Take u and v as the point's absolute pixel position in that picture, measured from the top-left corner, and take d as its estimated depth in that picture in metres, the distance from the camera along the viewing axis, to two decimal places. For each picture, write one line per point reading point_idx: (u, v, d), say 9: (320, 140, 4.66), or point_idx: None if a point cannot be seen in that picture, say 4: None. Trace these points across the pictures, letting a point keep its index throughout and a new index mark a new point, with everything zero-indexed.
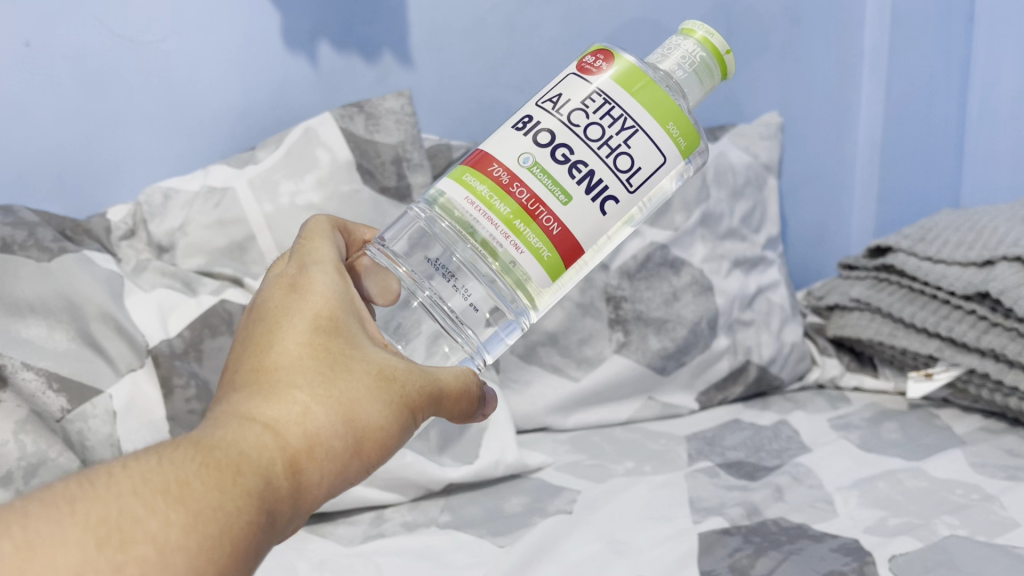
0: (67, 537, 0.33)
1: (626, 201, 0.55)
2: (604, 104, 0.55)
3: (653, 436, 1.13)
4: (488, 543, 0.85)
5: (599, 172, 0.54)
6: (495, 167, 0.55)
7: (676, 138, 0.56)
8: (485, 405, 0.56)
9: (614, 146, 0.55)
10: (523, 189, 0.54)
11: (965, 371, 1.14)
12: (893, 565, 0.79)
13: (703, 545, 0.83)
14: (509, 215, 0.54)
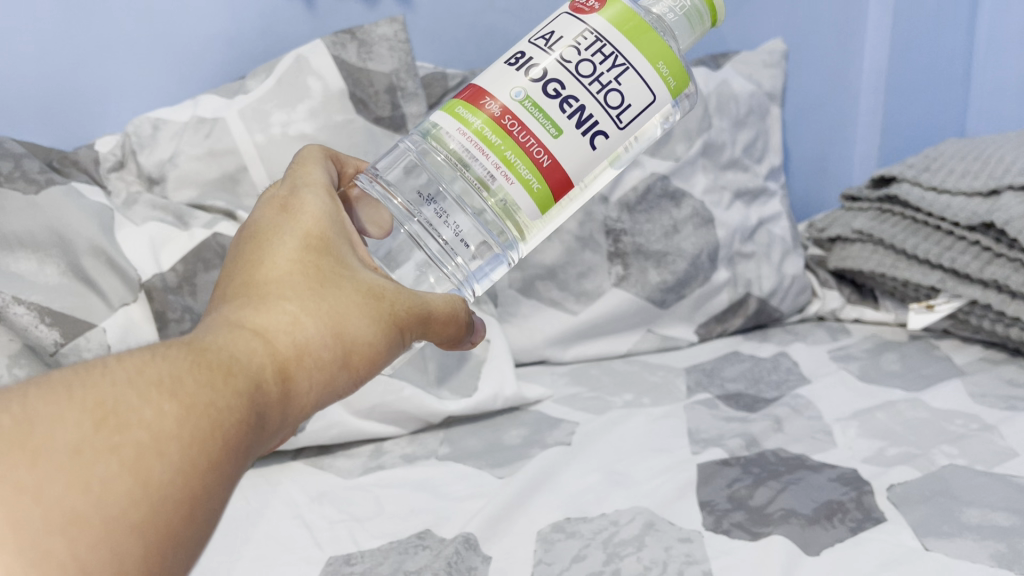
0: (64, 416, 0.31)
1: (616, 137, 0.53)
2: (596, 42, 0.53)
3: (652, 368, 1.13)
4: (488, 475, 0.85)
5: (591, 109, 0.52)
6: (488, 100, 0.53)
7: (666, 78, 0.54)
8: (474, 331, 0.56)
9: (605, 83, 0.53)
10: (515, 122, 0.52)
11: (967, 302, 1.13)
12: (891, 495, 0.79)
13: (702, 475, 0.83)
14: (501, 147, 0.52)
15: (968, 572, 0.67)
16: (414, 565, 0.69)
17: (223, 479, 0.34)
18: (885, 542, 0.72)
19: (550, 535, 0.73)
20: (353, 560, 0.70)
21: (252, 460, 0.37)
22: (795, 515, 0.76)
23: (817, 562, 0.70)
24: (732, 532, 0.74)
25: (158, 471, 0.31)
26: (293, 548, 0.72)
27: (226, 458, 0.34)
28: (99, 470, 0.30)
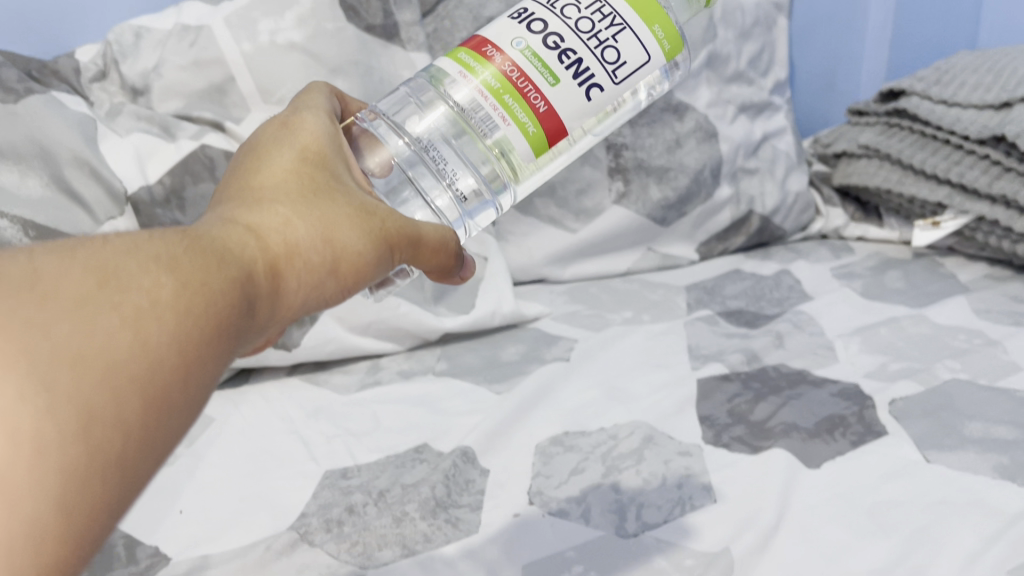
0: (62, 269, 0.30)
1: (610, 91, 0.55)
2: (595, 1, 0.55)
3: (652, 286, 1.11)
4: (485, 391, 0.84)
5: (588, 60, 0.54)
6: (490, 48, 0.55)
7: (661, 40, 0.56)
8: (464, 267, 0.56)
9: (602, 40, 0.55)
10: (512, 66, 0.54)
11: (974, 218, 1.11)
12: (893, 409, 0.78)
13: (702, 390, 0.82)
14: (498, 89, 0.54)
15: (970, 483, 0.67)
16: (411, 478, 0.68)
17: (211, 356, 0.32)
18: (885, 454, 0.71)
19: (548, 448, 0.73)
20: (349, 474, 0.70)
21: (238, 346, 0.35)
22: (796, 428, 0.75)
23: (817, 473, 0.69)
24: (731, 446, 0.73)
25: (149, 334, 0.30)
26: (289, 463, 0.71)
27: (214, 338, 0.33)
28: (99, 322, 0.29)
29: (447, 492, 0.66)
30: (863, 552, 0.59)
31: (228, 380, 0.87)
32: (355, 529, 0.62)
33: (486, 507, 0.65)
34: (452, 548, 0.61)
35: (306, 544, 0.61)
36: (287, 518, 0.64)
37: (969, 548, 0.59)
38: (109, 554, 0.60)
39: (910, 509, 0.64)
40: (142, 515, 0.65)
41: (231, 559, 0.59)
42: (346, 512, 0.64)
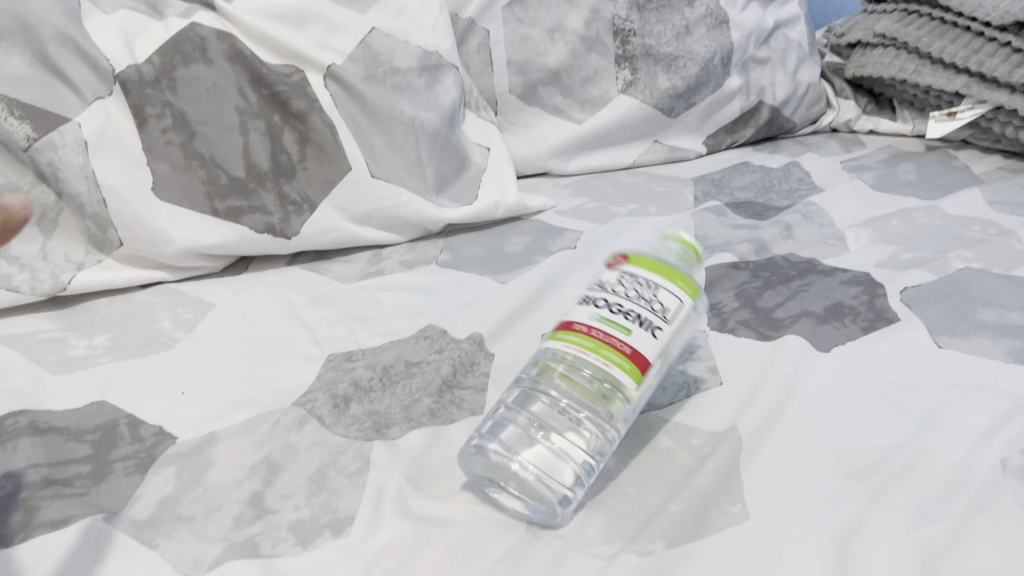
0: None
1: (665, 330, 0.54)
2: (623, 277, 0.56)
3: (657, 179, 1.07)
4: (490, 281, 0.82)
5: (643, 311, 0.54)
6: (576, 323, 0.55)
7: (687, 284, 0.56)
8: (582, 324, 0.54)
9: (648, 295, 0.55)
10: (597, 329, 0.53)
11: (991, 109, 1.08)
12: (905, 297, 0.77)
13: (711, 278, 0.81)
14: (592, 347, 0.52)
15: (983, 366, 0.66)
16: (416, 357, 0.68)
17: None
18: (897, 339, 0.70)
19: (555, 333, 0.72)
20: (352, 358, 0.68)
21: None
22: (806, 317, 0.74)
23: (829, 357, 0.67)
24: (739, 330, 0.72)
25: None
26: (291, 347, 0.71)
27: None
28: None
29: (452, 372, 0.65)
30: (872, 432, 0.58)
31: (227, 268, 0.85)
32: (361, 407, 0.62)
33: (491, 389, 0.64)
34: (459, 428, 0.60)
35: (312, 422, 0.60)
36: (292, 396, 0.63)
37: (981, 426, 0.58)
38: (112, 433, 0.59)
39: (921, 391, 0.63)
40: (144, 397, 0.63)
41: (237, 435, 0.58)
42: (352, 387, 0.63)
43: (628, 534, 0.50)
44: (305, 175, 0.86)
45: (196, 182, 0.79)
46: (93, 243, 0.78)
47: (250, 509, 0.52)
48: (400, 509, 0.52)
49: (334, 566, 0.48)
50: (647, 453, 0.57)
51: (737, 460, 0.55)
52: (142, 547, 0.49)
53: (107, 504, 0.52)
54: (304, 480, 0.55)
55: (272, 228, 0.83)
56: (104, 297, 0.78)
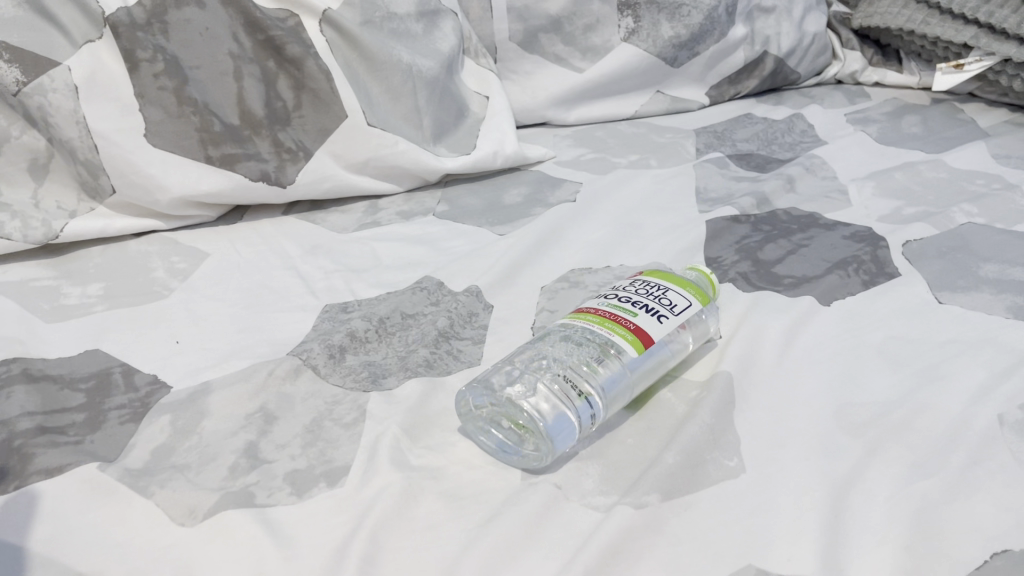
0: None
1: (670, 321, 0.56)
2: (637, 280, 0.60)
3: (659, 130, 1.05)
4: (488, 233, 0.81)
5: (650, 303, 0.57)
6: (585, 307, 0.58)
7: (695, 293, 0.60)
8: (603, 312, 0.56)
9: (657, 291, 0.58)
10: (606, 309, 0.57)
11: (1000, 60, 1.06)
12: (906, 251, 0.76)
13: (712, 231, 0.80)
14: (598, 321, 0.56)
15: (983, 322, 0.65)
16: (413, 309, 0.67)
17: None
18: (897, 294, 0.69)
19: (554, 286, 0.71)
20: (348, 309, 0.68)
21: None
22: (807, 271, 0.73)
23: (829, 311, 0.67)
24: (737, 282, 0.71)
25: None
26: (287, 297, 0.70)
27: None
28: None
29: (449, 324, 0.65)
30: (870, 386, 0.58)
31: (222, 217, 0.84)
32: (357, 358, 0.61)
33: (489, 342, 0.64)
34: (456, 380, 0.59)
35: (307, 372, 0.59)
36: (287, 346, 0.63)
37: (979, 381, 0.57)
38: (107, 382, 0.59)
39: (921, 346, 0.62)
40: (138, 347, 0.63)
41: (232, 384, 0.58)
42: (348, 337, 0.63)
43: (623, 486, 0.50)
44: (301, 122, 0.84)
45: (190, 128, 0.78)
46: (86, 190, 0.77)
47: (245, 459, 0.52)
48: (395, 459, 0.51)
49: (330, 515, 0.48)
50: (644, 406, 0.57)
51: (734, 413, 0.55)
52: (137, 495, 0.49)
53: (102, 452, 0.52)
54: (300, 430, 0.54)
55: (267, 176, 0.82)
56: (97, 245, 0.78)
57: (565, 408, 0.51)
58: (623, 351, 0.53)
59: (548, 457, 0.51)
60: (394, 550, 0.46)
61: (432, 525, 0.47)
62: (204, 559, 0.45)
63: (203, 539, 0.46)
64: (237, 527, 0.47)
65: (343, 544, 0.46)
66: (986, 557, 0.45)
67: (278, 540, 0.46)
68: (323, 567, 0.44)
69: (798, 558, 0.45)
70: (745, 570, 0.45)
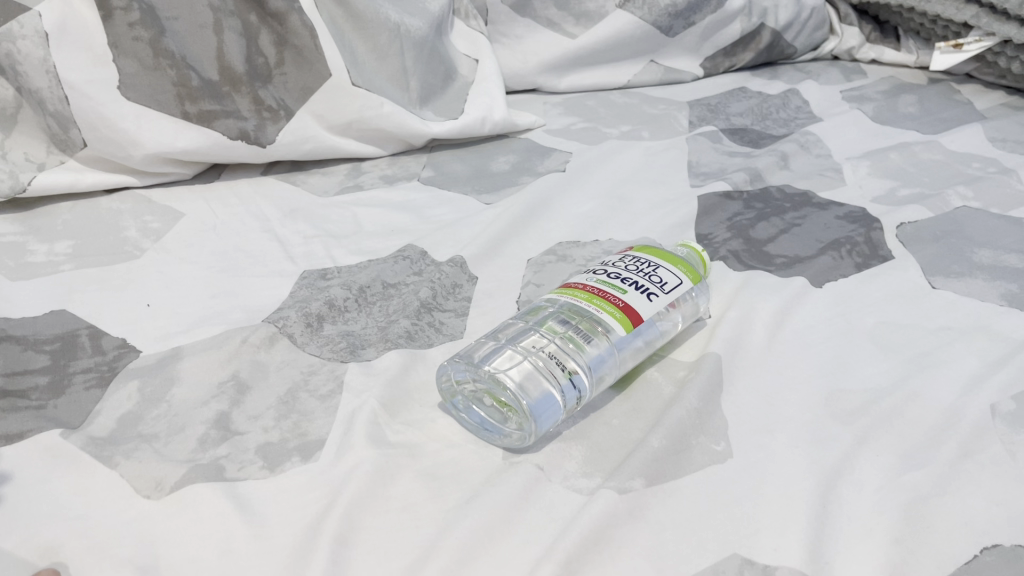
0: None
1: (659, 299, 0.54)
2: (627, 257, 0.58)
3: (652, 101, 1.03)
4: (474, 202, 0.79)
5: (640, 280, 0.55)
6: (573, 282, 0.56)
7: (685, 269, 0.58)
8: (601, 288, 0.54)
9: (647, 269, 0.56)
10: (594, 285, 0.55)
11: (999, 42, 1.05)
12: (900, 234, 0.74)
13: (703, 207, 0.78)
14: (586, 297, 0.54)
15: (977, 309, 0.64)
16: (394, 279, 0.65)
17: None
18: (890, 278, 0.68)
19: (542, 259, 0.69)
20: (327, 276, 0.66)
21: None
22: (799, 252, 0.71)
23: (821, 293, 0.65)
24: (729, 261, 0.70)
25: None
26: (264, 262, 0.68)
27: None
28: None
29: (432, 295, 0.63)
30: (861, 373, 0.56)
31: (199, 175, 0.81)
32: (335, 328, 0.59)
33: (472, 315, 0.62)
34: (437, 353, 0.58)
35: (283, 340, 0.57)
36: (263, 313, 0.61)
37: (972, 370, 0.56)
38: (72, 344, 0.56)
39: (913, 333, 0.61)
40: (107, 308, 0.61)
41: (205, 350, 0.56)
42: (326, 306, 0.61)
43: (607, 469, 0.49)
44: (283, 80, 0.81)
45: (166, 82, 0.75)
46: (55, 143, 0.74)
47: (215, 431, 0.50)
48: (371, 435, 0.49)
49: (301, 491, 0.46)
50: (630, 386, 0.55)
51: (722, 396, 0.54)
52: (101, 465, 0.47)
53: (65, 418, 0.50)
54: (274, 401, 0.52)
55: (246, 134, 0.79)
56: (67, 201, 0.75)
57: (549, 385, 0.50)
58: (612, 329, 0.52)
59: (530, 437, 0.49)
60: (367, 531, 0.44)
61: (408, 506, 0.46)
62: (167, 534, 0.43)
63: (168, 513, 0.44)
64: (204, 501, 0.45)
65: (314, 523, 0.44)
66: (976, 552, 0.44)
67: (247, 516, 0.44)
68: (292, 546, 0.43)
69: (784, 548, 0.44)
70: (730, 560, 0.43)
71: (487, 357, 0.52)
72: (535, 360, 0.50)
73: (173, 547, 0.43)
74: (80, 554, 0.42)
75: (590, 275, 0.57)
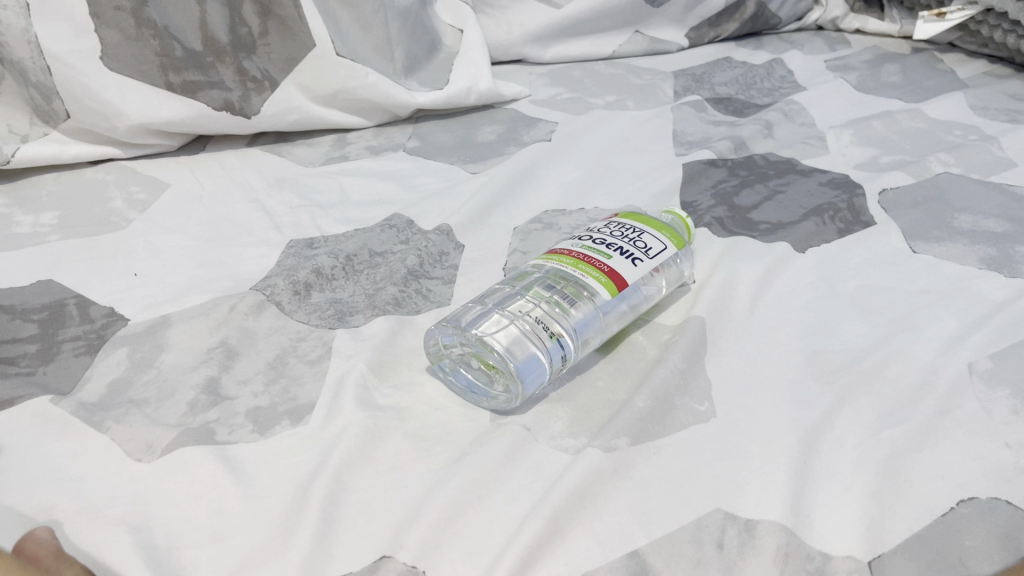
0: None
1: (645, 264, 0.55)
2: (613, 223, 0.59)
3: (637, 71, 1.03)
4: (460, 171, 0.79)
5: (625, 246, 0.55)
6: (560, 248, 0.57)
7: (670, 235, 0.58)
8: (586, 253, 0.55)
9: (631, 235, 0.57)
10: (579, 250, 0.55)
11: (983, 10, 1.07)
12: (882, 199, 0.75)
13: (688, 175, 0.78)
14: (571, 263, 0.54)
15: (955, 272, 0.65)
16: (382, 248, 0.66)
17: None
18: (872, 243, 0.69)
19: (528, 227, 0.70)
20: (314, 245, 0.66)
21: None
22: (782, 218, 0.72)
23: (804, 259, 0.66)
24: (713, 227, 0.70)
25: None
26: (250, 231, 0.68)
27: None
28: None
29: (419, 262, 0.63)
30: (842, 335, 0.57)
31: (184, 147, 0.81)
32: (323, 296, 0.60)
33: (459, 282, 0.63)
34: (425, 319, 0.58)
35: (271, 308, 0.58)
36: (250, 282, 0.61)
37: (951, 332, 0.57)
38: (60, 313, 0.57)
39: (893, 296, 0.62)
40: (94, 277, 0.61)
41: (193, 318, 0.56)
42: (314, 274, 0.61)
43: (593, 428, 0.50)
44: (267, 50, 0.80)
45: (149, 52, 0.74)
46: (38, 115, 0.74)
47: (205, 395, 0.50)
48: (359, 399, 0.50)
49: (292, 453, 0.47)
50: (614, 350, 0.56)
51: (705, 359, 0.54)
52: (92, 429, 0.47)
53: (55, 384, 0.51)
54: (262, 367, 0.53)
55: (231, 105, 0.79)
56: (51, 172, 0.75)
57: (535, 348, 0.50)
58: (597, 294, 0.52)
59: (517, 398, 0.50)
60: (357, 490, 0.45)
61: (397, 467, 0.46)
62: (160, 494, 0.44)
63: (160, 475, 0.45)
64: (196, 463, 0.45)
65: (304, 483, 0.44)
66: (952, 504, 0.45)
67: (238, 477, 0.45)
68: (284, 505, 0.43)
69: (766, 502, 0.45)
70: (713, 514, 0.44)
71: (475, 322, 0.53)
72: (522, 325, 0.51)
73: (165, 507, 0.43)
74: (73, 514, 0.42)
75: (575, 241, 0.57)
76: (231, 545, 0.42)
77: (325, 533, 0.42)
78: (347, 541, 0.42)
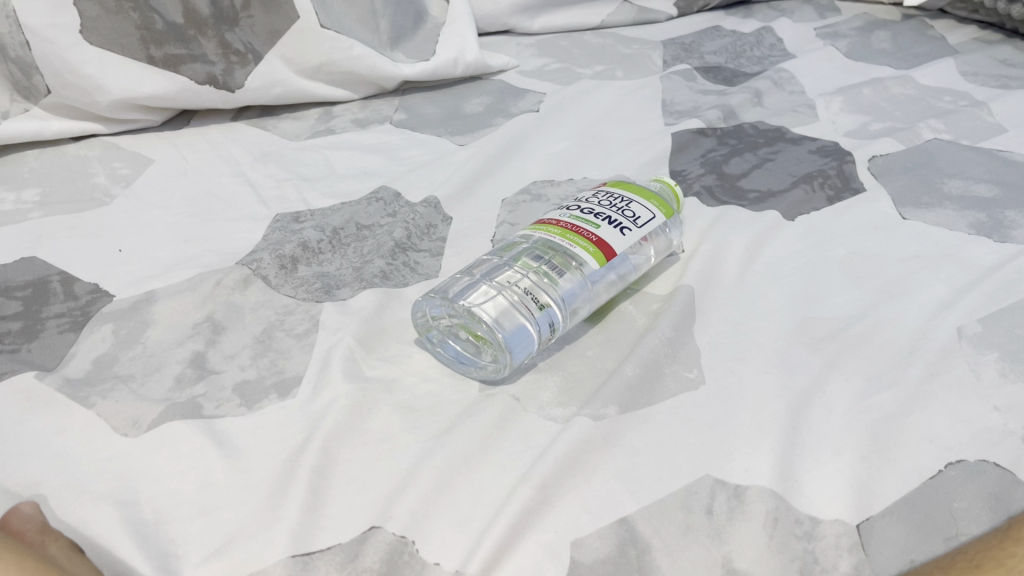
0: None
1: (633, 233, 0.54)
2: (600, 193, 0.58)
3: (626, 41, 1.02)
4: (447, 143, 0.78)
5: (613, 215, 0.55)
6: (548, 218, 0.56)
7: (658, 205, 0.58)
8: (573, 223, 0.54)
9: (620, 205, 0.56)
10: (568, 220, 0.55)
11: None
12: (871, 166, 0.74)
13: (678, 143, 0.78)
14: (559, 233, 0.54)
15: (945, 238, 0.64)
16: (368, 220, 0.65)
17: None
18: (862, 210, 0.68)
19: (515, 199, 0.69)
20: (300, 219, 0.65)
21: None
22: (771, 186, 0.71)
23: (793, 227, 0.66)
24: (702, 197, 0.70)
25: None
26: (236, 205, 0.67)
27: None
28: None
29: (407, 235, 0.63)
30: (831, 302, 0.57)
31: (168, 122, 0.81)
32: (310, 270, 0.59)
33: (447, 255, 0.62)
34: (413, 292, 0.58)
35: (257, 283, 0.57)
36: (236, 256, 0.61)
37: (940, 297, 0.57)
38: (44, 290, 0.56)
39: (883, 262, 0.62)
40: (78, 253, 0.60)
41: (179, 293, 0.56)
42: (301, 248, 0.60)
43: (582, 398, 0.49)
44: (250, 22, 0.78)
45: (129, 25, 0.73)
46: (18, 90, 0.73)
47: (191, 369, 0.50)
48: (347, 370, 0.50)
49: (280, 426, 0.47)
50: (602, 320, 0.56)
51: (694, 327, 0.54)
52: (78, 405, 0.47)
53: (41, 361, 0.50)
54: (249, 341, 0.53)
55: (214, 78, 0.78)
56: (34, 149, 0.74)
57: (523, 318, 0.50)
58: (586, 263, 0.52)
59: (506, 368, 0.49)
60: (347, 461, 0.45)
61: (385, 439, 0.46)
62: (147, 469, 0.44)
63: (147, 449, 0.45)
64: (183, 438, 0.45)
65: (293, 456, 0.44)
66: (940, 467, 0.45)
67: (226, 451, 0.45)
68: (272, 478, 0.43)
69: (755, 468, 0.45)
70: (702, 481, 0.44)
71: (464, 293, 0.53)
72: (510, 295, 0.50)
73: (153, 482, 0.43)
74: (60, 489, 0.42)
75: (562, 212, 0.56)
76: (219, 518, 0.41)
77: (313, 505, 0.42)
78: (337, 512, 0.42)
